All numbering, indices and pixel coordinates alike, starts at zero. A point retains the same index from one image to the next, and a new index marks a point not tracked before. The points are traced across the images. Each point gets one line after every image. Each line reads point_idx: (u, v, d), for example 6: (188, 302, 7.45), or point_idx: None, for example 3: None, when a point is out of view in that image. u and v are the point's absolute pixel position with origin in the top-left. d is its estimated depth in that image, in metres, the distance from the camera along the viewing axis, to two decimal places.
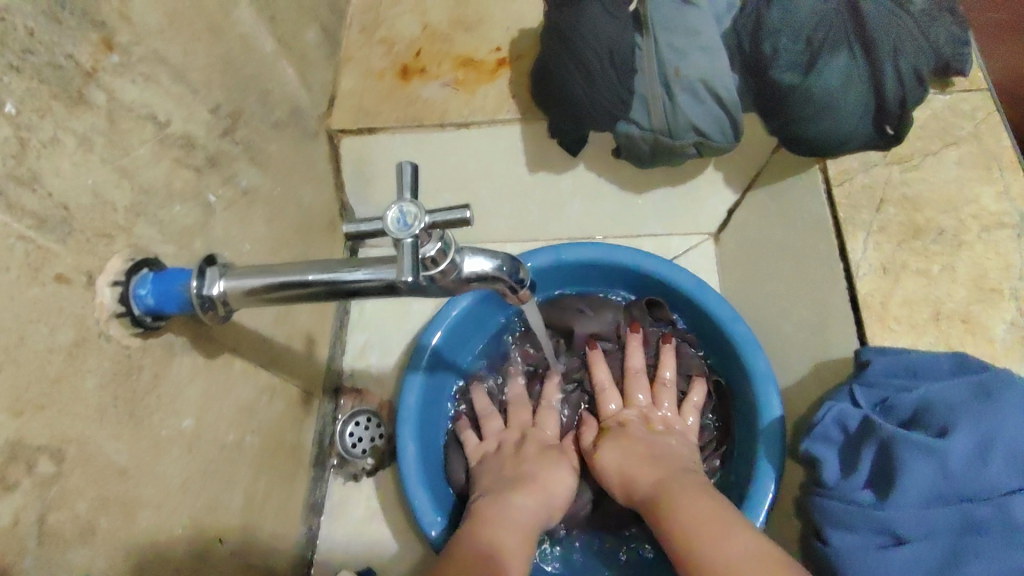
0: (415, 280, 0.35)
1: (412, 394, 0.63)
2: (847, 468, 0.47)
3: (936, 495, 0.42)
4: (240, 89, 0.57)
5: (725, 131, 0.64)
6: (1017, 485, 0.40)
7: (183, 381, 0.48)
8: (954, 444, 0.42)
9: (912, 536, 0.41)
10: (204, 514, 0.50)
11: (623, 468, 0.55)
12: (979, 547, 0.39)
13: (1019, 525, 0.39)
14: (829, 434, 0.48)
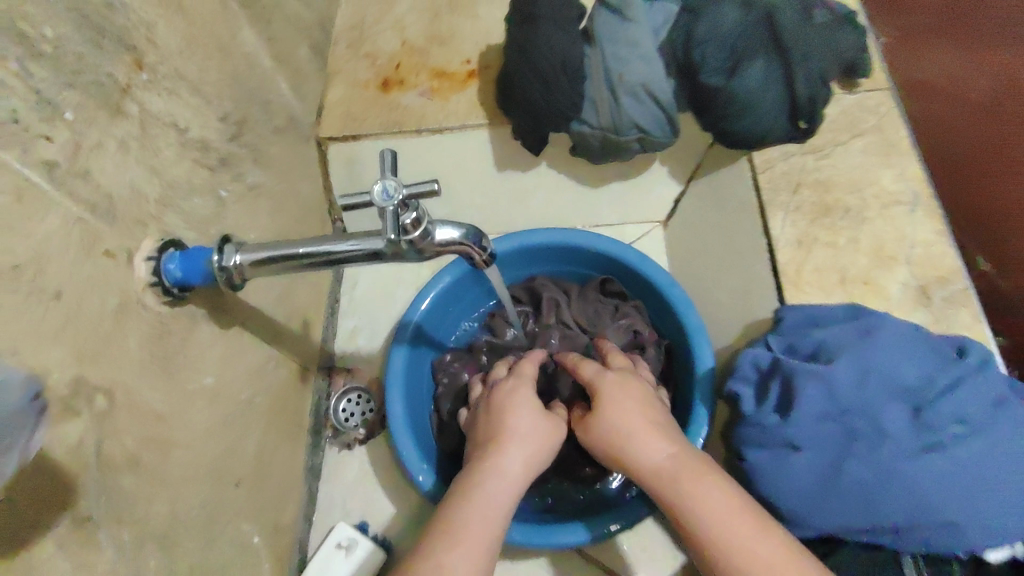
0: (395, 240, 0.45)
1: (397, 367, 0.71)
2: (760, 401, 0.56)
3: (826, 413, 0.51)
4: (244, 100, 0.66)
5: (663, 127, 0.75)
6: (886, 401, 0.49)
7: (203, 346, 0.56)
8: (839, 372, 0.51)
9: (807, 447, 0.51)
10: (221, 462, 0.58)
11: (627, 435, 0.51)
12: (857, 450, 0.49)
13: (888, 432, 0.49)
14: (746, 374, 0.58)
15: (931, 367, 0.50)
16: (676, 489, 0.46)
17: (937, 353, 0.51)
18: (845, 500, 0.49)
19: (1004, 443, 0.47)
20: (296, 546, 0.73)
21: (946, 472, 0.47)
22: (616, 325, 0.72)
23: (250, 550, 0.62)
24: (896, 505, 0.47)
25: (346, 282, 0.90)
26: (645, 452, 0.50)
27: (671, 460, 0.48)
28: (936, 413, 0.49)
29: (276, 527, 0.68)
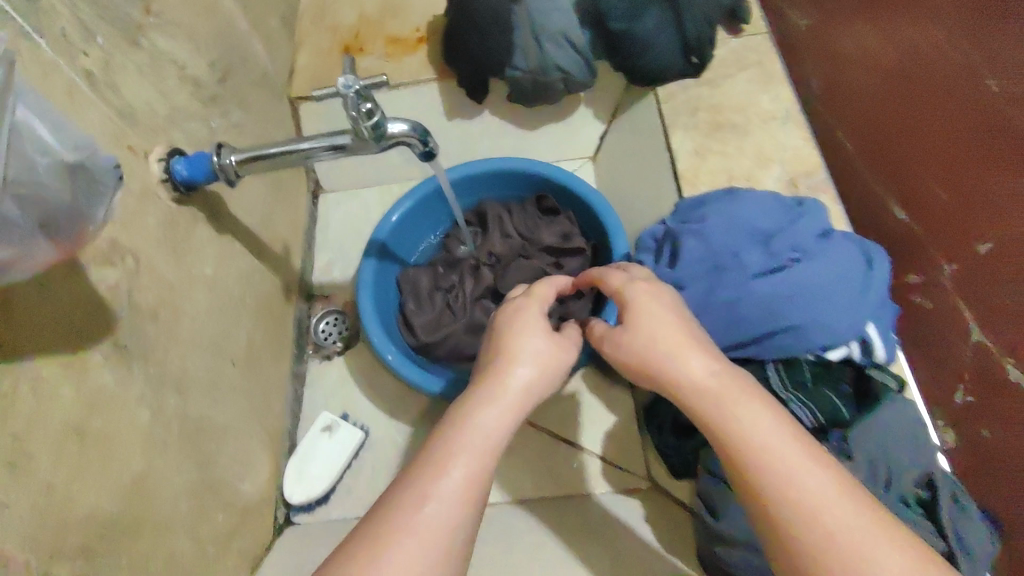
0: (355, 120, 0.57)
1: (366, 275, 0.83)
2: (657, 261, 0.70)
3: (702, 259, 0.65)
4: (228, 53, 0.79)
5: (582, 69, 0.90)
6: (742, 244, 0.64)
7: (204, 242, 0.68)
8: (707, 225, 0.65)
9: (689, 286, 0.65)
10: (222, 340, 0.70)
11: (666, 353, 0.48)
12: (724, 281, 0.63)
13: (747, 265, 0.63)
14: (647, 245, 0.72)
15: (777, 216, 0.65)
16: (731, 420, 0.44)
17: (783, 208, 0.66)
18: (716, 319, 0.63)
19: (831, 263, 0.61)
20: (286, 435, 0.84)
21: (785, 286, 0.61)
22: (549, 229, 0.87)
23: (245, 423, 0.74)
24: (751, 315, 0.61)
25: (321, 223, 1.04)
26: (689, 374, 0.47)
27: (721, 385, 0.46)
28: (779, 247, 0.63)
29: (266, 412, 0.79)
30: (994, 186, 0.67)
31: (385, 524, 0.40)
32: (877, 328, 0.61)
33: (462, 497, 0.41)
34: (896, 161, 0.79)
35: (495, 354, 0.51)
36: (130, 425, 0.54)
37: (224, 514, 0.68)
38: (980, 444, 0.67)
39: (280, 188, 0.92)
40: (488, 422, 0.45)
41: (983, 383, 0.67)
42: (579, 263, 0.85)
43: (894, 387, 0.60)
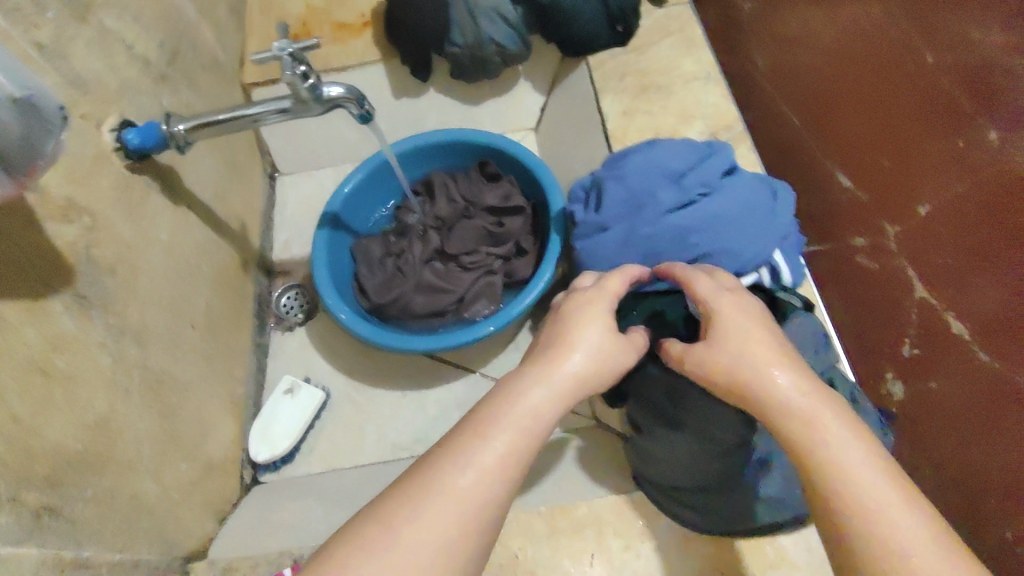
0: (291, 80, 0.62)
1: (320, 244, 0.88)
2: (586, 209, 0.76)
3: (624, 201, 0.71)
4: (176, 36, 0.83)
5: (516, 42, 0.95)
6: (658, 182, 0.70)
7: (158, 209, 0.72)
8: (626, 169, 0.71)
9: (613, 227, 0.70)
10: (180, 303, 0.74)
11: (754, 367, 0.47)
12: (642, 219, 0.69)
13: (662, 204, 0.69)
14: (578, 196, 0.78)
15: (688, 156, 0.71)
16: (812, 438, 0.43)
17: (693, 149, 0.72)
18: (638, 254, 0.68)
19: (738, 195, 0.68)
20: (249, 399, 0.88)
21: (696, 217, 0.67)
22: (491, 193, 0.92)
23: (206, 382, 0.78)
24: (667, 246, 0.67)
25: (279, 203, 1.08)
26: (770, 390, 0.46)
27: (805, 403, 0.45)
28: (690, 183, 0.69)
29: (229, 375, 0.83)
30: (930, 151, 0.76)
31: (421, 481, 0.42)
32: (782, 254, 0.68)
33: (506, 467, 0.43)
34: (851, 138, 0.90)
35: (555, 339, 0.52)
36: (93, 367, 0.59)
37: (187, 464, 0.72)
38: (926, 395, 0.79)
39: (235, 167, 0.96)
40: (533, 406, 0.46)
41: (925, 339, 0.79)
42: (521, 221, 0.90)
43: (800, 305, 0.65)
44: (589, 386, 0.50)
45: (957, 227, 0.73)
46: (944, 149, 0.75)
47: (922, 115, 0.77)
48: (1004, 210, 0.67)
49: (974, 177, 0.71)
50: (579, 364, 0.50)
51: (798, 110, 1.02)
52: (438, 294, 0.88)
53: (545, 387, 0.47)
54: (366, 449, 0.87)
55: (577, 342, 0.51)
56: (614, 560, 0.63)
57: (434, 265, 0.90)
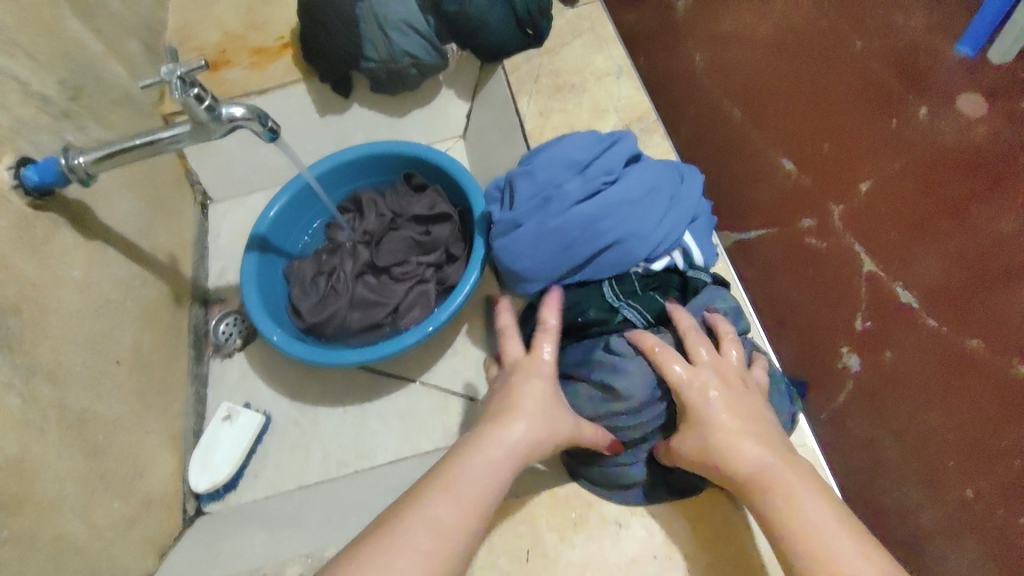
0: (181, 103, 0.62)
1: (250, 267, 0.88)
2: (502, 208, 0.78)
3: (536, 196, 0.73)
4: (79, 74, 0.84)
5: (430, 53, 0.96)
6: (565, 174, 0.72)
7: (68, 245, 0.72)
8: (534, 164, 0.74)
9: (525, 222, 0.72)
10: (101, 338, 0.74)
11: (727, 439, 0.58)
12: (552, 211, 0.71)
13: (570, 195, 0.71)
14: (495, 196, 0.80)
15: (592, 147, 0.74)
16: (788, 509, 0.53)
17: (596, 140, 0.75)
18: (551, 246, 0.70)
19: (641, 180, 0.72)
20: (188, 431, 0.87)
21: (603, 204, 0.70)
22: (420, 202, 0.92)
23: (138, 417, 0.77)
24: (579, 235, 0.69)
25: (211, 233, 1.07)
26: (743, 458, 0.57)
27: (771, 474, 0.56)
28: (595, 172, 0.72)
29: (164, 408, 0.82)
30: (876, 129, 1.12)
31: (388, 537, 0.49)
32: (691, 235, 0.73)
33: (461, 522, 0.51)
34: (793, 126, 1.15)
35: (507, 409, 0.61)
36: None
37: (121, 501, 0.71)
38: (882, 363, 0.97)
39: (160, 200, 0.95)
40: (483, 467, 0.55)
41: (879, 314, 1.00)
42: (448, 228, 0.90)
43: (709, 282, 0.74)
44: (533, 451, 0.58)
45: (899, 200, 1.06)
46: (882, 132, 1.11)
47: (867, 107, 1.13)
48: (940, 184, 1.06)
49: (908, 157, 1.09)
50: (527, 430, 0.59)
51: (729, 96, 1.21)
52: (371, 309, 0.88)
53: (495, 450, 0.57)
54: (310, 472, 0.86)
55: (526, 410, 0.60)
56: (551, 553, 0.64)
57: (367, 279, 0.90)
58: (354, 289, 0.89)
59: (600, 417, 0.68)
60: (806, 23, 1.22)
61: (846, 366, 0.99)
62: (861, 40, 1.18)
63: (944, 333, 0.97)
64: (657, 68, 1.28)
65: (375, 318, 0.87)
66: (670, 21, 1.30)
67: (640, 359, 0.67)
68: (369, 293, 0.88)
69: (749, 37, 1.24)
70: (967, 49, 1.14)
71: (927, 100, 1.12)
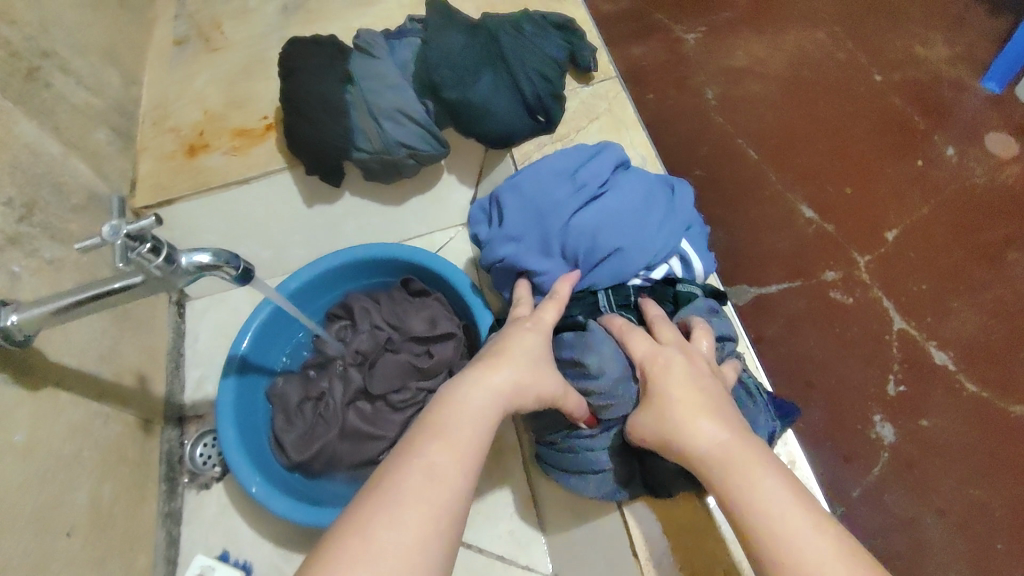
0: (125, 264, 0.53)
1: (228, 396, 0.76)
2: (488, 225, 0.73)
3: (529, 210, 0.69)
4: (32, 186, 0.73)
5: (430, 143, 0.86)
6: (554, 184, 0.69)
7: (8, 407, 0.61)
8: (520, 177, 0.70)
9: (519, 237, 0.69)
10: (47, 511, 0.63)
11: (683, 424, 0.51)
12: (551, 227, 0.67)
13: (567, 207, 0.68)
14: (476, 215, 0.75)
15: (578, 156, 0.71)
16: (739, 488, 0.46)
17: (581, 149, 0.72)
18: (552, 262, 0.68)
19: (633, 188, 0.69)
20: None
21: (602, 213, 0.67)
22: (420, 316, 0.80)
23: None
24: (578, 247, 0.66)
25: (190, 335, 0.96)
26: (699, 442, 0.50)
27: (725, 452, 0.48)
28: (587, 180, 0.69)
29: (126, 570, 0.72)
30: (899, 169, 1.02)
31: (381, 495, 0.41)
32: (689, 244, 0.69)
33: (460, 470, 0.44)
34: (810, 165, 1.03)
35: (489, 357, 0.54)
36: None
37: None
38: (917, 432, 0.86)
39: (128, 310, 0.84)
40: (472, 412, 0.48)
41: (912, 374, 0.88)
42: (451, 348, 0.78)
43: (702, 294, 0.68)
44: (517, 396, 0.52)
45: (929, 249, 0.96)
46: (905, 173, 1.01)
47: (892, 146, 1.03)
48: (975, 231, 0.97)
49: (937, 201, 0.99)
50: (508, 376, 0.52)
51: (745, 136, 1.07)
52: (363, 447, 0.77)
53: (484, 397, 0.50)
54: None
55: (508, 359, 0.54)
56: None
57: (360, 403, 0.79)
58: (344, 417, 0.78)
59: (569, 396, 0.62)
60: (822, 55, 1.12)
61: (878, 437, 0.86)
62: (880, 73, 1.09)
63: (985, 397, 0.87)
64: (666, 105, 1.11)
65: (368, 454, 0.77)
66: (682, 56, 1.14)
67: (613, 339, 0.62)
68: (361, 423, 0.77)
69: (763, 72, 1.12)
70: (993, 85, 1.06)
71: (952, 138, 1.03)
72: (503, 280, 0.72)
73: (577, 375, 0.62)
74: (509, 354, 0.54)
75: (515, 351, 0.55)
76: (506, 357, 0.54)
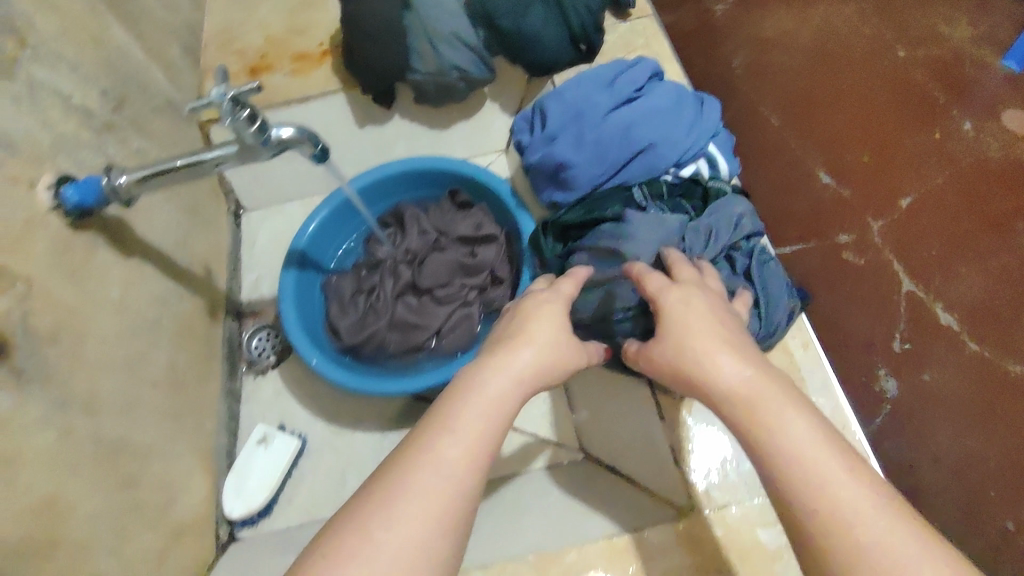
0: (232, 123, 0.60)
1: (290, 282, 0.84)
2: (531, 131, 0.81)
3: (572, 114, 0.76)
4: (122, 82, 0.81)
5: (480, 67, 0.93)
6: (593, 91, 0.77)
7: (106, 266, 0.69)
8: (563, 86, 0.78)
9: (561, 137, 0.76)
10: (136, 361, 0.70)
11: (699, 358, 0.49)
12: (589, 127, 0.75)
13: (605, 111, 0.76)
14: (521, 124, 0.83)
15: (615, 66, 0.79)
16: (769, 424, 0.44)
17: (617, 62, 0.79)
18: (588, 156, 0.74)
19: (666, 93, 0.76)
20: (221, 449, 0.84)
21: (636, 114, 0.75)
22: (467, 221, 0.88)
23: (173, 442, 0.74)
24: (616, 141, 0.74)
25: (248, 240, 1.04)
26: (717, 378, 0.47)
27: (750, 388, 0.46)
28: (623, 86, 0.77)
29: (197, 430, 0.79)
30: (915, 144, 1.05)
31: (387, 487, 0.42)
32: (716, 146, 0.76)
33: (469, 466, 0.43)
34: (828, 132, 1.08)
35: (515, 333, 0.53)
36: (32, 444, 0.54)
37: (155, 529, 0.67)
38: (921, 382, 0.90)
39: (195, 208, 0.92)
40: (489, 400, 0.47)
41: (919, 331, 0.93)
42: (495, 250, 0.86)
43: (731, 191, 0.74)
44: (542, 376, 0.51)
45: (942, 215, 1.00)
46: (925, 144, 1.05)
47: (914, 116, 1.07)
48: (983, 200, 1.00)
49: (952, 172, 1.03)
50: (532, 356, 0.51)
51: (768, 102, 1.12)
52: (410, 332, 0.84)
53: (500, 381, 0.49)
54: (348, 485, 0.83)
55: (533, 336, 0.52)
56: None
57: (408, 296, 0.87)
58: (394, 307, 0.86)
59: (606, 279, 0.69)
60: (847, 31, 1.16)
61: (882, 390, 0.90)
62: (902, 49, 1.13)
63: (986, 356, 0.91)
64: (694, 72, 1.18)
65: (414, 338, 0.84)
66: (711, 23, 1.20)
67: (646, 225, 0.68)
68: (409, 311, 0.85)
69: (789, 44, 1.16)
70: (1013, 64, 1.09)
71: (971, 112, 1.06)
72: (541, 180, 0.80)
73: (615, 259, 0.69)
74: (532, 329, 0.53)
75: (543, 327, 0.53)
76: (532, 335, 0.53)
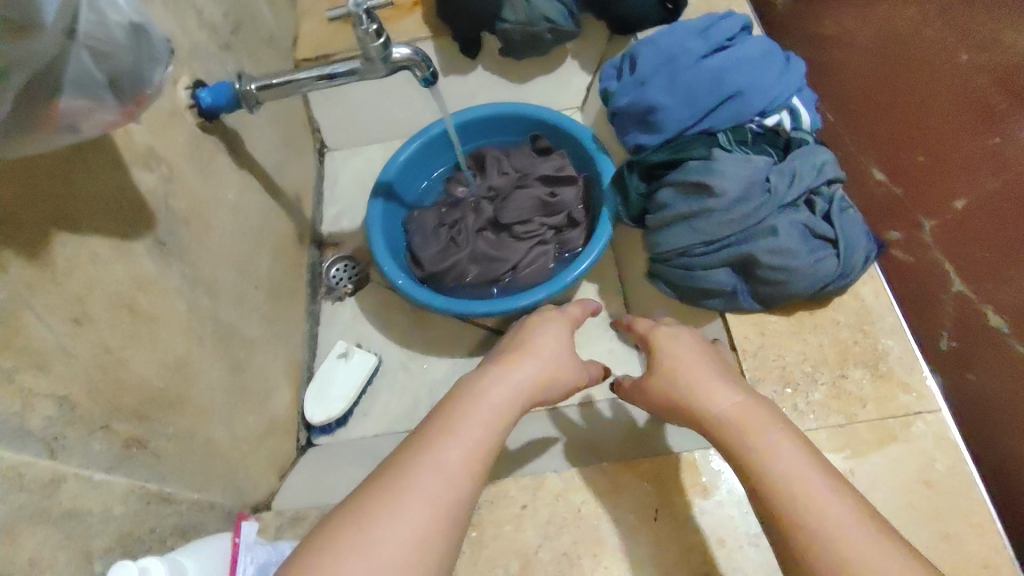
0: (362, 33, 0.63)
1: (377, 211, 0.89)
2: (620, 78, 0.85)
3: (664, 59, 0.80)
4: (239, 9, 0.86)
5: (568, 18, 0.96)
6: (686, 38, 0.80)
7: (224, 170, 0.73)
8: (657, 34, 0.82)
9: (652, 81, 0.80)
10: (244, 262, 0.75)
11: (697, 391, 0.54)
12: (681, 71, 0.78)
13: (697, 57, 0.79)
14: (610, 72, 0.86)
15: (708, 19, 0.82)
16: (751, 449, 0.49)
17: (709, 16, 0.83)
18: (677, 99, 0.78)
19: (756, 44, 0.79)
20: (303, 364, 0.89)
21: (727, 61, 0.78)
22: (548, 163, 0.91)
23: (268, 346, 0.78)
24: (707, 85, 0.77)
25: (329, 178, 1.08)
26: (712, 408, 0.53)
27: (741, 413, 0.51)
28: (715, 37, 0.80)
29: (286, 340, 0.84)
30: (962, 148, 0.81)
31: (386, 482, 0.43)
32: (800, 100, 0.79)
33: (468, 464, 0.46)
34: (881, 132, 0.89)
35: (520, 351, 0.58)
36: (170, 309, 0.58)
37: (253, 420, 0.72)
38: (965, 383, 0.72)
39: (290, 139, 0.96)
40: (490, 409, 0.50)
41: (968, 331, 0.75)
42: (574, 192, 0.90)
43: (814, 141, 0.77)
44: (538, 388, 0.55)
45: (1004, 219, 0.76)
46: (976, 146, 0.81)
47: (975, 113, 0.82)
48: None
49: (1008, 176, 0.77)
50: (531, 371, 0.56)
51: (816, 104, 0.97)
52: (488, 264, 0.89)
53: (501, 388, 0.52)
54: (419, 416, 0.86)
55: (535, 354, 0.58)
56: (678, 514, 0.63)
57: (487, 231, 0.91)
58: (474, 240, 0.90)
59: (691, 212, 0.73)
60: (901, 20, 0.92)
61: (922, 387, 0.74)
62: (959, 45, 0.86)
63: None
64: None
65: (491, 271, 0.88)
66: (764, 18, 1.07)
67: (733, 163, 0.72)
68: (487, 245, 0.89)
69: (853, 40, 0.96)
70: None
71: None
72: (626, 124, 0.83)
73: (701, 196, 0.72)
74: (536, 345, 0.59)
75: (546, 347, 0.59)
76: (537, 350, 0.58)
